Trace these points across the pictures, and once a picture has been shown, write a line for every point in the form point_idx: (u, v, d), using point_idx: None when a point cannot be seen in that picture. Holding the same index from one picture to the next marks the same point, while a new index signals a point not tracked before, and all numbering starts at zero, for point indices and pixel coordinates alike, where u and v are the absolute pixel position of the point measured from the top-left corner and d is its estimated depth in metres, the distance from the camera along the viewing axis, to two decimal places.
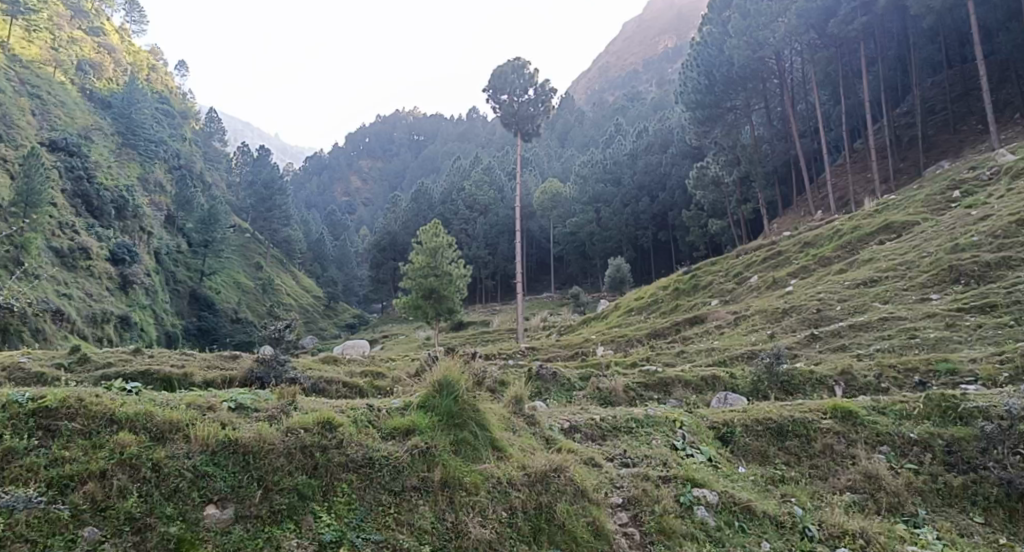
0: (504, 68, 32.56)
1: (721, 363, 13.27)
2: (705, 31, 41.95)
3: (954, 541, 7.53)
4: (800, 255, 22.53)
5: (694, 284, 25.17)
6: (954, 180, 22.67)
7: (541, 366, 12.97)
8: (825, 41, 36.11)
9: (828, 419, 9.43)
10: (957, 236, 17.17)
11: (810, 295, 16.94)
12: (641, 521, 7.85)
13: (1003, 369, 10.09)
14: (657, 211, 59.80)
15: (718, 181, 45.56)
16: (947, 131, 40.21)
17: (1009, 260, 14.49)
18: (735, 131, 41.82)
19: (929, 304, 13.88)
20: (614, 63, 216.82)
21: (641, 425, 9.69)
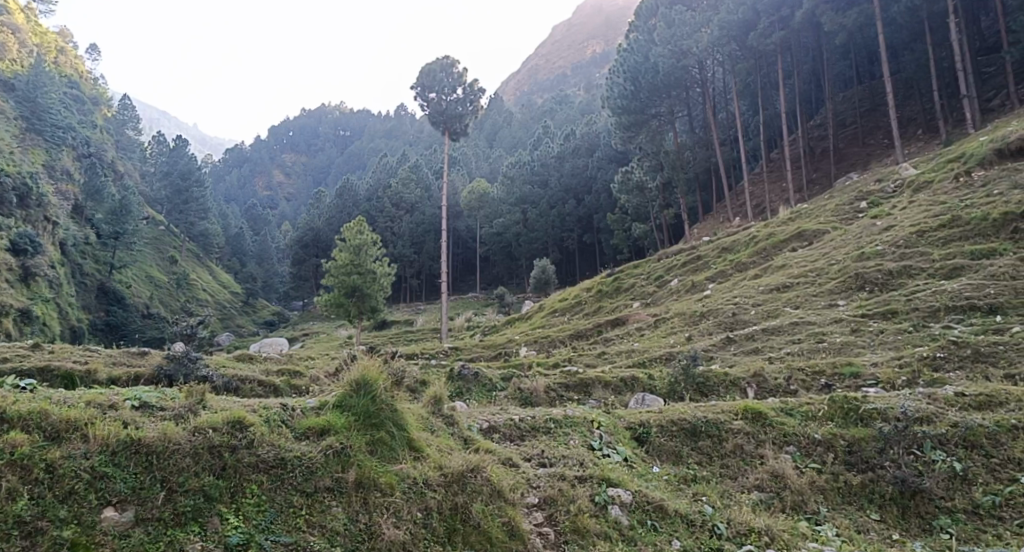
0: (433, 66, 32.46)
1: (639, 365, 13.51)
2: (632, 37, 42.21)
3: (851, 537, 7.83)
4: (718, 260, 23.21)
5: (616, 286, 25.62)
6: (862, 192, 23.66)
7: (462, 366, 12.85)
8: (744, 52, 37.48)
9: (738, 419, 9.71)
10: (861, 245, 18.01)
11: (727, 299, 17.44)
12: (556, 520, 7.93)
13: (901, 374, 10.57)
14: (582, 214, 61.23)
15: (641, 187, 45.90)
16: (857, 144, 42.16)
17: (909, 269, 15.24)
18: (659, 137, 43.08)
19: (836, 310, 14.47)
20: (543, 66, 217.21)
21: (559, 426, 9.78)
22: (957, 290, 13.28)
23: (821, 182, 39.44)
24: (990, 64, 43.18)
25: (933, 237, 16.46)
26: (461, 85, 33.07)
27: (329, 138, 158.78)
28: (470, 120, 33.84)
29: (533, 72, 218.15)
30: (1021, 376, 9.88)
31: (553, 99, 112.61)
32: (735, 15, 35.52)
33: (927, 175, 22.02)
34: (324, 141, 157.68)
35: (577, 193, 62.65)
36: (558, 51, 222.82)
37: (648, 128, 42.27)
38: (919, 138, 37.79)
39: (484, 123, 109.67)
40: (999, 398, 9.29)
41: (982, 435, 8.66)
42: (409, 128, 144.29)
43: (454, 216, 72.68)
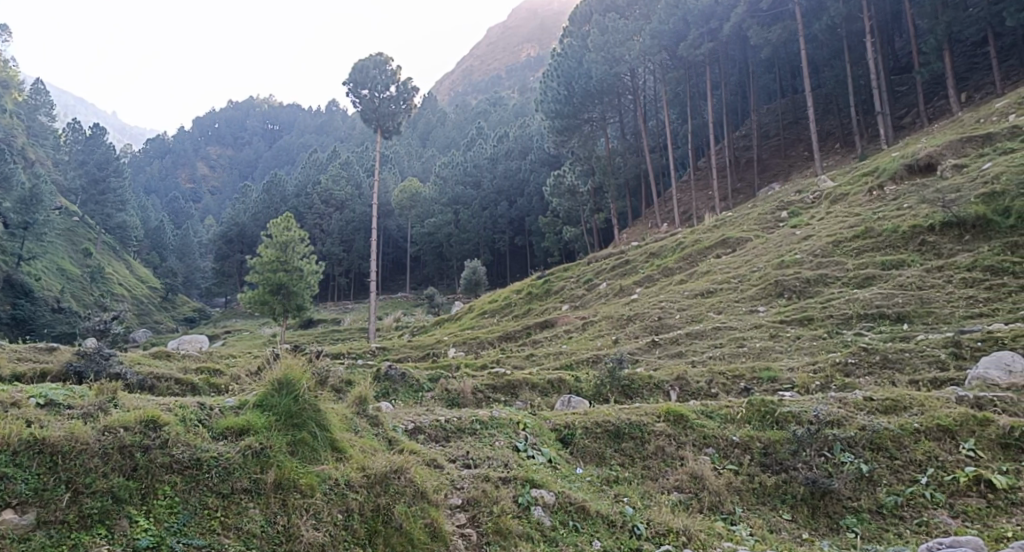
0: (366, 63, 32.20)
1: (567, 367, 13.62)
2: (567, 42, 42.99)
3: (764, 537, 8.04)
4: (646, 265, 23.66)
5: (546, 289, 25.84)
6: (783, 202, 24.50)
7: (389, 366, 12.69)
8: (675, 62, 38.53)
9: (660, 422, 9.89)
10: (781, 253, 18.66)
11: (654, 303, 17.81)
12: (478, 521, 7.91)
13: (815, 378, 10.97)
14: (514, 217, 63.32)
15: (573, 191, 47.41)
16: (780, 155, 43.94)
17: (825, 277, 15.85)
18: (591, 143, 44.23)
19: (757, 316, 14.92)
20: (478, 67, 217.12)
21: (485, 427, 9.80)
22: (869, 299, 13.90)
23: (744, 192, 40.93)
24: (903, 83, 45.38)
25: (848, 248, 17.19)
26: (394, 83, 32.98)
27: (257, 131, 155.04)
28: (403, 119, 33.77)
29: (468, 73, 218.18)
30: (923, 381, 10.36)
31: (487, 101, 113.12)
32: (666, 25, 36.13)
33: (843, 187, 22.91)
34: (251, 135, 153.89)
35: (509, 195, 64.16)
36: (494, 53, 223.48)
37: (581, 132, 43.43)
38: (837, 151, 39.60)
39: (417, 122, 109.39)
40: (903, 402, 9.65)
41: (887, 437, 8.99)
42: (340, 124, 142.53)
43: (385, 215, 72.71)
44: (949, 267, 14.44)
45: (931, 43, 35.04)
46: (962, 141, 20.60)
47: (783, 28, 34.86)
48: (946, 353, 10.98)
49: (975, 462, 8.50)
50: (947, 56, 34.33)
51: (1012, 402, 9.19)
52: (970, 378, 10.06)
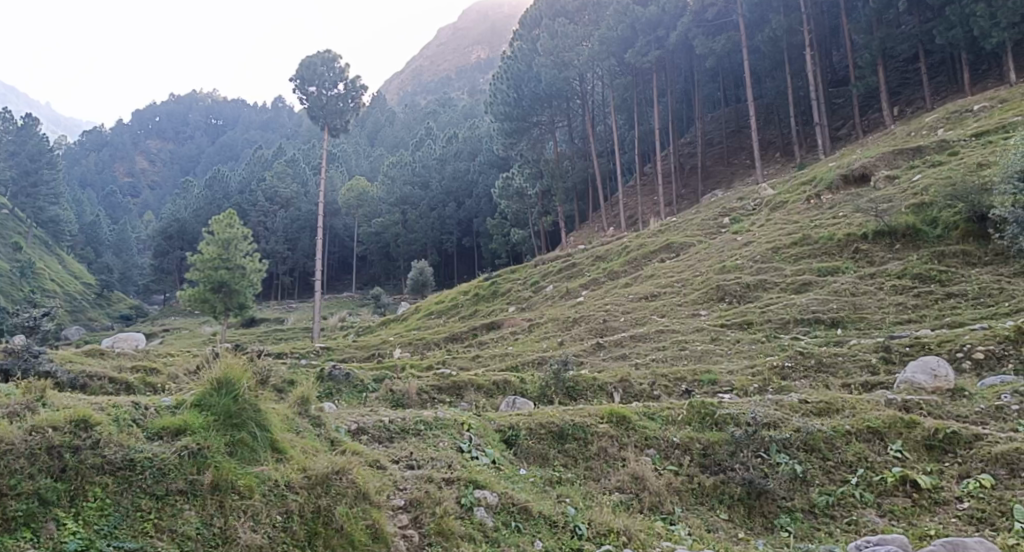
0: (314, 59, 32.75)
1: (512, 370, 13.66)
2: (516, 46, 44.38)
3: (702, 536, 8.18)
4: (593, 268, 23.95)
5: (493, 291, 25.89)
6: (726, 209, 25.07)
7: (332, 366, 12.54)
8: (623, 68, 39.61)
9: (604, 423, 9.99)
10: (723, 258, 19.10)
11: (599, 306, 18.01)
12: (421, 522, 7.86)
13: (754, 381, 11.23)
14: (462, 218, 63.22)
15: (521, 194, 48.81)
16: (723, 163, 45.33)
17: (765, 282, 16.26)
18: (539, 146, 46.00)
19: (699, 319, 15.21)
20: (427, 67, 215.77)
21: (429, 427, 9.74)
22: (805, 304, 14.34)
23: (688, 198, 42.07)
24: (840, 96, 47.02)
25: (787, 254, 17.71)
26: (342, 80, 33.65)
27: (200, 126, 151.11)
28: (351, 116, 34.48)
29: (417, 72, 216.73)
30: (855, 385, 10.71)
31: (437, 101, 112.79)
32: (614, 32, 37.22)
33: (783, 195, 23.57)
34: (194, 129, 149.98)
35: (457, 197, 64.05)
36: (444, 53, 222.49)
37: (530, 134, 45.24)
38: (778, 160, 40.96)
39: (365, 121, 108.78)
40: (837, 405, 9.96)
41: (820, 439, 9.25)
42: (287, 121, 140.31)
43: (331, 214, 73.01)
44: (881, 274, 15.02)
45: (866, 58, 36.40)
46: (894, 152, 21.43)
47: (727, 39, 36.23)
48: (877, 358, 11.38)
49: (901, 463, 8.78)
50: (880, 71, 35.73)
51: (937, 405, 9.57)
52: (899, 381, 10.45)
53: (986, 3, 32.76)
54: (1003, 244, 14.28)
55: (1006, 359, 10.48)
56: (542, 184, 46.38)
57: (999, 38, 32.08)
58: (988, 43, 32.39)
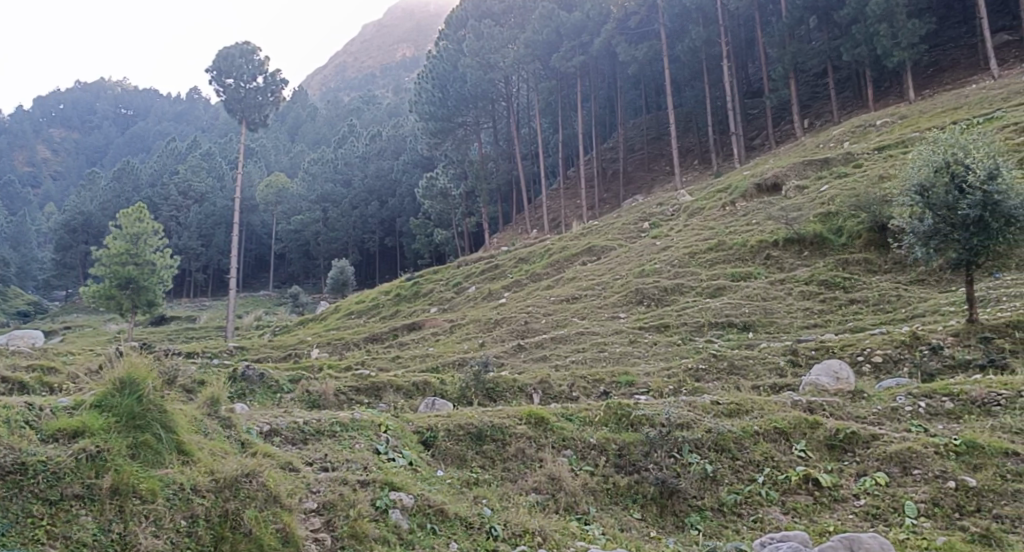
0: (232, 51, 33.23)
1: (433, 370, 13.72)
2: (442, 46, 45.64)
3: (614, 535, 8.27)
4: (515, 270, 24.16)
5: (415, 291, 25.83)
6: (646, 214, 25.64)
7: (246, 366, 12.27)
8: (548, 72, 41.68)
9: (522, 424, 10.06)
10: (642, 262, 19.53)
11: (521, 308, 18.18)
12: (333, 525, 7.67)
13: (669, 383, 11.50)
14: (385, 217, 63.31)
15: (446, 194, 49.05)
16: (642, 169, 47.31)
17: (681, 286, 16.70)
18: (463, 146, 47.04)
19: (618, 322, 15.53)
20: (351, 63, 212.59)
21: (345, 429, 9.54)
22: (719, 308, 14.81)
23: (609, 203, 43.88)
24: (755, 107, 48.87)
25: (703, 259, 18.19)
26: (260, 74, 34.09)
27: (109, 115, 144.02)
28: (269, 111, 34.68)
29: (340, 69, 212.27)
30: (764, 387, 11.06)
31: (359, 99, 111.40)
32: (540, 35, 39.20)
33: (700, 202, 24.26)
34: (102, 118, 142.80)
35: (381, 195, 64.36)
36: (370, 49, 218.74)
37: (454, 135, 46.38)
38: (695, 167, 42.45)
39: (286, 116, 107.10)
40: (746, 406, 10.24)
41: (730, 439, 9.50)
42: (205, 115, 135.90)
43: (249, 210, 73.49)
44: (790, 280, 15.70)
45: (779, 71, 37.69)
46: (804, 163, 22.43)
47: (647, 48, 37.90)
48: (785, 360, 11.84)
49: (805, 462, 9.10)
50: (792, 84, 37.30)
51: (838, 406, 9.98)
52: (804, 384, 10.88)
53: (888, 23, 34.51)
54: (901, 253, 15.23)
55: (901, 363, 11.04)
56: (466, 186, 48.00)
57: (900, 57, 33.88)
58: (890, 61, 34.15)
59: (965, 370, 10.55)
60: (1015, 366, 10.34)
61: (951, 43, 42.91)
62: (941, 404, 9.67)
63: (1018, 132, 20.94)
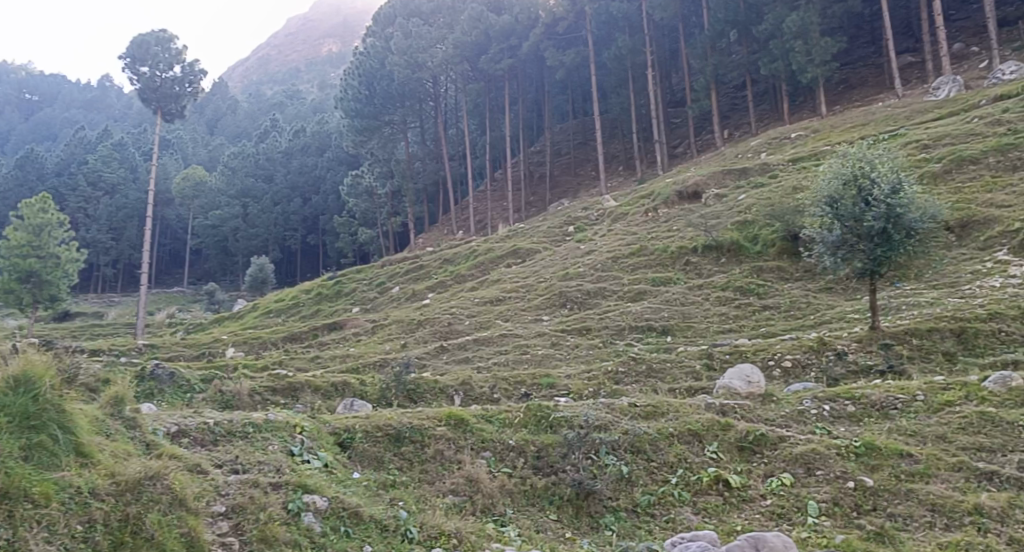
0: (148, 39, 32.36)
1: (353, 371, 13.76)
2: (369, 43, 46.71)
3: (530, 537, 8.29)
4: (439, 270, 24.26)
5: (337, 290, 25.66)
6: (571, 217, 26.00)
7: (155, 366, 12.08)
8: (476, 74, 42.55)
9: (440, 426, 10.04)
10: (566, 266, 19.87)
11: (444, 309, 18.28)
12: (242, 529, 7.44)
13: (590, 385, 11.71)
14: (308, 214, 65.34)
15: (370, 193, 51.44)
16: (569, 173, 49.35)
17: (603, 290, 17.08)
18: (390, 145, 47.72)
19: (541, 324, 15.76)
20: (276, 57, 207.76)
21: (258, 431, 9.30)
22: (639, 312, 15.16)
23: (537, 206, 46.34)
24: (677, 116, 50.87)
25: (624, 264, 18.64)
26: (178, 63, 33.48)
27: (10, 99, 132.41)
28: (187, 100, 34.23)
29: (271, 61, 207.12)
30: (680, 390, 11.37)
31: (283, 93, 109.28)
32: (468, 37, 39.99)
33: (623, 207, 24.78)
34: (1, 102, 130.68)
35: (304, 190, 66.58)
36: (303, 41, 214.22)
37: (381, 133, 47.00)
38: (619, 174, 44.51)
39: (206, 108, 104.00)
40: (662, 409, 10.44)
41: (646, 441, 9.65)
42: (117, 106, 130.34)
43: (163, 204, 71.82)
44: (707, 286, 16.20)
45: (701, 82, 39.71)
46: (723, 172, 23.16)
47: (576, 53, 40.42)
48: (700, 364, 12.21)
49: (717, 463, 9.33)
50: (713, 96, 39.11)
51: (748, 409, 10.29)
52: (718, 388, 11.17)
53: (803, 40, 35.61)
54: (811, 262, 15.88)
55: (809, 368, 11.51)
56: (392, 185, 49.39)
57: (814, 73, 35.28)
58: (804, 77, 35.49)
59: (866, 375, 11.11)
60: (911, 371, 10.99)
61: (860, 62, 45.06)
62: (844, 408, 10.11)
63: (918, 149, 22.15)
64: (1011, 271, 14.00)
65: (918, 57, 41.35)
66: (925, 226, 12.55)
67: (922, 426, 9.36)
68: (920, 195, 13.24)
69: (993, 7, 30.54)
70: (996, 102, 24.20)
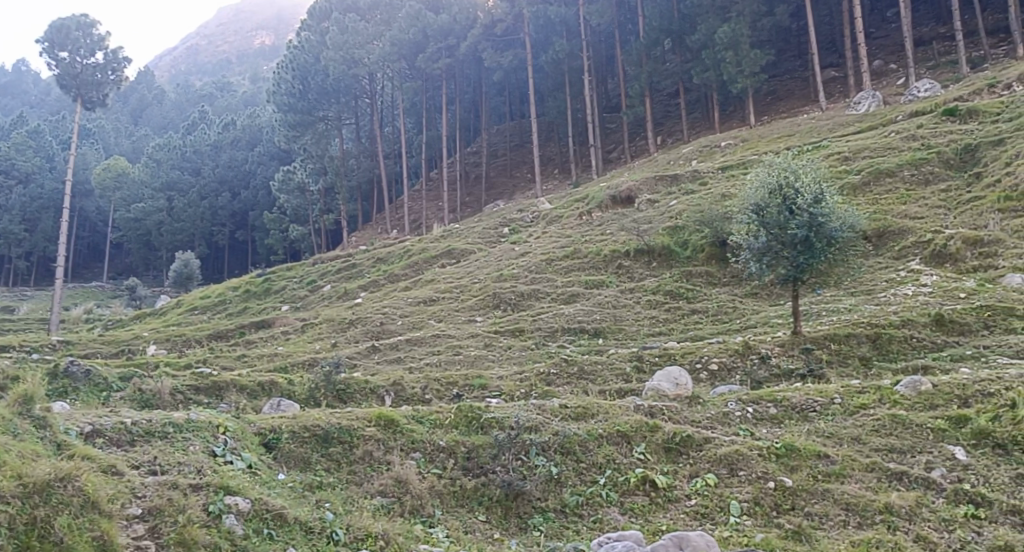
0: (67, 23, 31.32)
1: (281, 370, 13.59)
2: (304, 37, 46.77)
3: (458, 538, 8.24)
4: (372, 269, 24.12)
5: (266, 288, 25.24)
6: (506, 218, 26.13)
7: (70, 362, 11.70)
8: (413, 72, 42.50)
9: (371, 426, 9.93)
10: (500, 268, 19.94)
11: (377, 308, 18.15)
12: (159, 533, 7.17)
13: (521, 386, 11.79)
14: (236, 210, 64.90)
15: (302, 189, 50.81)
16: (505, 175, 49.78)
17: (537, 292, 17.21)
18: (324, 141, 47.63)
19: (474, 325, 15.80)
20: (207, 47, 201.65)
21: (179, 431, 9.02)
22: (572, 315, 15.35)
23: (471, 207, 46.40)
24: (611, 121, 51.69)
25: (558, 267, 18.86)
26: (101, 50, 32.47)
27: None
28: (109, 89, 33.15)
29: (201, 50, 200.55)
30: (610, 392, 11.54)
31: (214, 86, 106.45)
32: (406, 35, 40.16)
33: (558, 210, 25.07)
34: None
35: (234, 186, 65.00)
36: (243, 31, 208.73)
37: (315, 129, 47.02)
38: (555, 177, 45.22)
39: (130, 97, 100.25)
40: (592, 410, 10.56)
41: (576, 442, 9.73)
42: (32, 91, 124.05)
43: (83, 195, 69.51)
44: (639, 289, 16.50)
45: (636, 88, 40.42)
46: (656, 178, 23.60)
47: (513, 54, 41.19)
48: (631, 366, 12.41)
49: (644, 464, 9.46)
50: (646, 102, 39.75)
51: (675, 410, 10.50)
52: (646, 389, 11.35)
53: (734, 51, 36.53)
54: (738, 268, 16.31)
55: (734, 371, 11.81)
56: (325, 182, 49.01)
57: (743, 84, 36.38)
58: (734, 87, 36.57)
59: (788, 379, 11.48)
60: (829, 375, 11.41)
61: (787, 74, 46.80)
62: (766, 410, 10.40)
63: (840, 160, 23.01)
64: (923, 281, 14.67)
65: (841, 71, 43.13)
66: (844, 235, 13.06)
67: (839, 428, 9.69)
68: (841, 205, 13.78)
69: (910, 27, 31.49)
70: (911, 118, 25.36)
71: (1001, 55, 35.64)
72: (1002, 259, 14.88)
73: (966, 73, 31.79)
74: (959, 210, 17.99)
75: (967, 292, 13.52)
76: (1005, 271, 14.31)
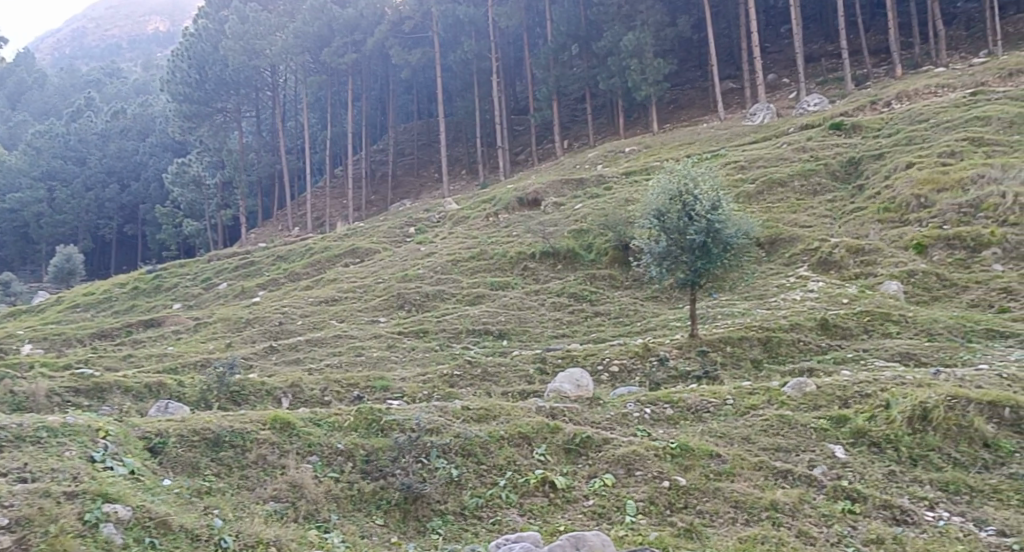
0: None
1: (170, 371, 13.10)
2: (201, 25, 45.67)
3: (354, 542, 8.03)
4: (272, 267, 23.53)
5: (156, 285, 24.27)
6: (412, 218, 25.95)
7: None
8: (317, 65, 42.17)
9: (264, 430, 9.68)
10: (406, 268, 19.80)
11: (275, 307, 17.68)
12: (27, 543, 6.73)
13: (423, 388, 11.72)
14: (125, 202, 62.99)
15: (198, 182, 49.65)
16: (412, 173, 49.85)
17: (442, 292, 17.16)
18: (221, 134, 46.21)
19: (377, 326, 15.63)
20: (104, 30, 191.31)
21: (53, 436, 8.55)
22: (478, 316, 15.41)
23: (377, 205, 46.23)
24: (520, 123, 52.24)
25: (465, 267, 18.86)
26: None
27: None
28: None
29: (94, 33, 189.49)
30: (513, 393, 11.59)
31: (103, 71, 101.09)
32: (310, 27, 40.03)
33: (464, 210, 25.10)
34: None
35: (122, 176, 63.38)
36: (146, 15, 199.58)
37: (212, 121, 45.81)
38: (461, 178, 45.62)
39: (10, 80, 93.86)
40: (493, 411, 10.60)
41: (476, 444, 9.76)
42: None
43: None
44: (544, 291, 16.67)
45: (543, 92, 40.99)
46: (562, 182, 23.96)
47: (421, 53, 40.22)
48: (534, 368, 12.52)
49: (544, 465, 9.54)
50: (554, 106, 40.65)
51: (575, 411, 10.67)
52: (548, 391, 11.45)
53: (637, 58, 37.46)
54: (639, 272, 16.66)
55: (634, 372, 12.08)
56: (223, 176, 47.78)
57: (647, 92, 37.25)
58: (639, 94, 37.41)
59: (685, 380, 11.82)
60: (723, 376, 11.81)
61: (688, 83, 48.57)
62: (663, 411, 10.66)
63: (737, 169, 23.89)
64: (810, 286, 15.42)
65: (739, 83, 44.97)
66: (739, 241, 13.52)
67: (730, 429, 10.02)
68: (737, 212, 14.28)
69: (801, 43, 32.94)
70: (802, 130, 26.60)
71: (883, 73, 37.99)
72: (879, 267, 15.77)
73: (852, 89, 33.73)
74: (844, 219, 19.07)
75: (850, 298, 14.28)
76: (882, 278, 15.19)
